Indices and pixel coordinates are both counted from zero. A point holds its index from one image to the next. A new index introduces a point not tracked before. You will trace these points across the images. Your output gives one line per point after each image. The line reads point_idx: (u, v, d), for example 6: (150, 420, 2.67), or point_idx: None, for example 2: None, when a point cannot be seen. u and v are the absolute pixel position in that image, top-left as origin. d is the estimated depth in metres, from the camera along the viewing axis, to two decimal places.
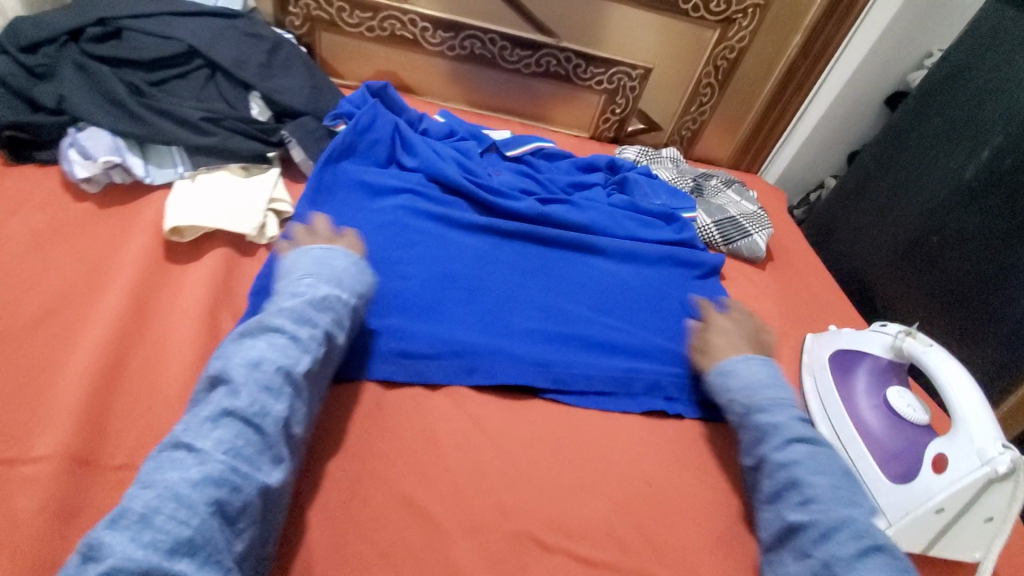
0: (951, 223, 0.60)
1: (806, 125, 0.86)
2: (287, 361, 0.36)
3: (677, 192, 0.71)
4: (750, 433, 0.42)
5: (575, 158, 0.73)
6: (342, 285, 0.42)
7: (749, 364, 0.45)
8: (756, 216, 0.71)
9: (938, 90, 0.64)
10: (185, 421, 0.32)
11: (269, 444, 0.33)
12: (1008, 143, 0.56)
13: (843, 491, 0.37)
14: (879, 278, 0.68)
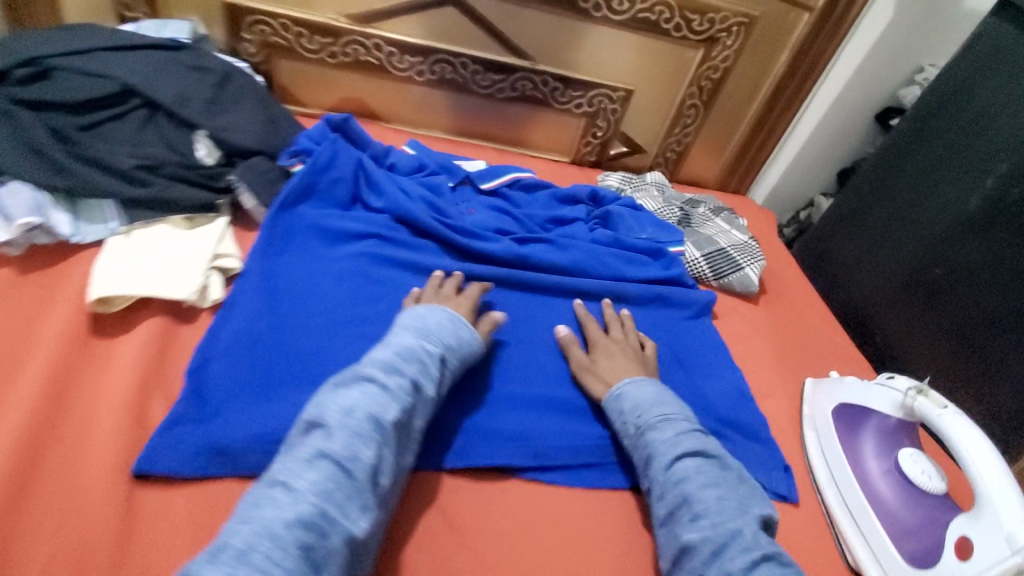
0: (955, 256, 0.57)
1: (794, 144, 0.83)
2: (377, 409, 0.35)
3: (665, 224, 0.66)
4: (642, 453, 0.41)
5: (555, 188, 0.68)
6: (436, 337, 0.42)
7: (639, 386, 0.45)
8: (746, 247, 0.67)
9: (936, 112, 0.60)
10: (284, 460, 0.33)
11: (358, 490, 0.32)
12: (1016, 174, 0.53)
13: (730, 500, 0.37)
14: (877, 310, 0.65)
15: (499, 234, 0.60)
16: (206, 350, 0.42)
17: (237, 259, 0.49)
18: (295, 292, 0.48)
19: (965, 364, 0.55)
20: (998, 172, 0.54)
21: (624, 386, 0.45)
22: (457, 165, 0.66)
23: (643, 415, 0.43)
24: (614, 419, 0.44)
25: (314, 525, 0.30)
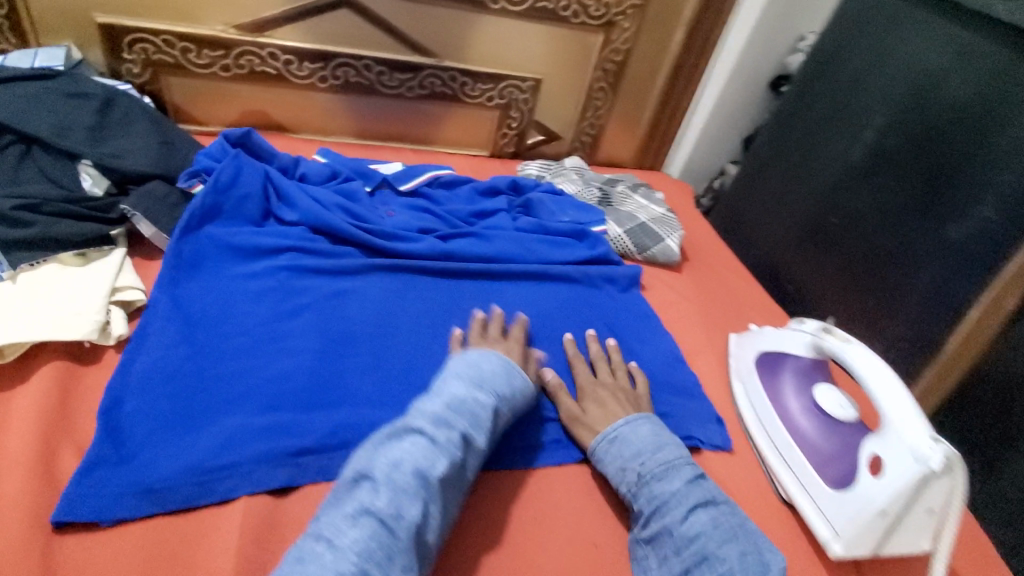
0: (846, 203, 0.61)
1: (699, 116, 0.86)
2: (425, 464, 0.35)
3: (586, 205, 0.69)
4: (647, 505, 0.39)
5: (474, 182, 0.69)
6: (489, 381, 0.41)
7: (636, 428, 0.43)
8: (665, 219, 0.69)
9: (817, 75, 0.65)
10: (329, 514, 0.32)
11: (402, 550, 0.31)
12: (889, 123, 0.58)
13: (755, 560, 0.35)
14: (786, 262, 0.69)
15: (423, 233, 0.60)
16: (118, 389, 0.40)
17: (141, 291, 0.47)
18: (209, 317, 0.46)
19: (862, 304, 0.60)
20: (873, 123, 0.59)
21: (617, 426, 0.43)
22: (372, 169, 0.65)
23: (643, 460, 0.41)
24: (606, 462, 0.42)
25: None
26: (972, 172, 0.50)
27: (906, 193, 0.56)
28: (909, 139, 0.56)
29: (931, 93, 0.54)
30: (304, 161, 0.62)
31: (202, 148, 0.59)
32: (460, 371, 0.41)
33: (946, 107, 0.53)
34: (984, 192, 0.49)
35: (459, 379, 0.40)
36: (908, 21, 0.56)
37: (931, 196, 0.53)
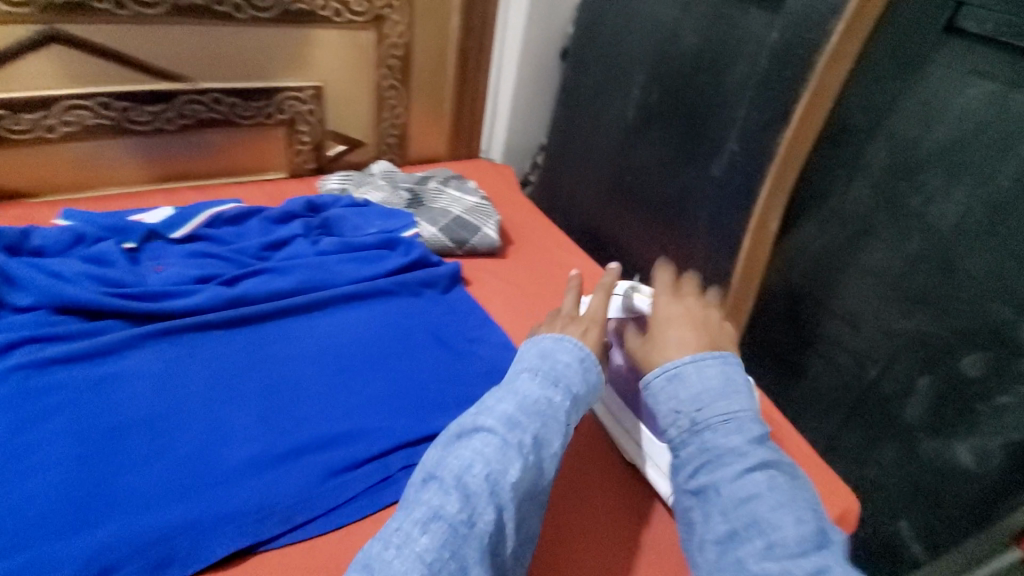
0: (634, 156, 0.73)
1: (504, 99, 0.89)
2: (496, 467, 0.36)
3: (394, 212, 0.70)
4: (695, 456, 0.39)
5: (264, 210, 0.67)
6: (573, 372, 0.43)
7: (701, 367, 0.41)
8: (479, 209, 0.72)
9: (582, 51, 0.80)
10: (399, 523, 0.35)
11: (465, 561, 0.33)
12: (646, 80, 0.70)
13: (817, 535, 0.34)
14: (602, 219, 0.81)
15: (203, 281, 0.58)
16: None
17: None
18: None
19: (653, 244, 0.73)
20: (638, 86, 0.72)
21: (684, 363, 0.41)
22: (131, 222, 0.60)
23: (703, 405, 0.39)
24: (656, 404, 0.42)
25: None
26: (711, 111, 0.63)
27: (673, 136, 0.68)
28: (661, 95, 0.69)
29: (668, 54, 0.67)
30: (38, 230, 0.57)
31: None
32: (533, 367, 0.42)
33: (685, 59, 0.65)
34: (726, 123, 0.61)
35: (535, 376, 0.42)
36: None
37: (689, 135, 0.66)
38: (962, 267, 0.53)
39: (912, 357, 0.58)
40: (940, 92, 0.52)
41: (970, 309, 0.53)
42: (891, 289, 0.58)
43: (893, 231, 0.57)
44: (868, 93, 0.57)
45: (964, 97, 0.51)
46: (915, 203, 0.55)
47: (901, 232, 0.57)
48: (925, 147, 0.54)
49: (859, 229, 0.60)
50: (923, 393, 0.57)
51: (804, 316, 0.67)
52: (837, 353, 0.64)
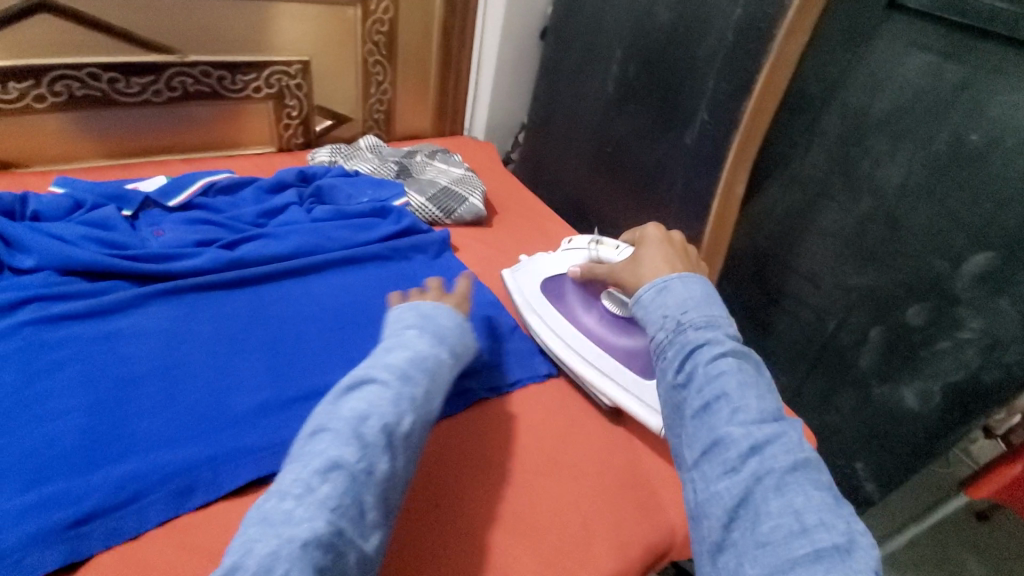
0: (673, 152, 1.02)
1: (584, 100, 1.21)
2: (387, 407, 0.59)
3: (385, 184, 1.14)
4: (684, 341, 0.61)
5: (276, 187, 1.08)
6: (455, 334, 0.73)
7: (689, 284, 0.66)
8: (470, 185, 1.20)
9: (634, 69, 1.08)
10: (353, 417, 0.58)
11: (384, 451, 0.57)
12: (685, 96, 0.98)
13: (774, 410, 0.55)
14: (647, 196, 1.11)
15: (244, 240, 0.95)
16: (178, 374, 0.75)
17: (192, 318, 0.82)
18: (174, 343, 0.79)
19: (660, 211, 1.08)
20: (616, 61, 1.11)
21: (673, 278, 0.68)
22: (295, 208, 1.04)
23: (688, 308, 0.64)
24: (653, 306, 0.67)
25: (394, 441, 0.58)
26: (693, 89, 0.97)
27: (656, 95, 1.04)
28: (642, 59, 1.06)
29: (651, 19, 1.02)
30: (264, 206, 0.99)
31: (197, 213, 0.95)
32: (410, 334, 0.69)
33: (671, 24, 0.98)
34: (700, 95, 0.95)
35: (422, 334, 0.70)
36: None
37: (666, 106, 1.02)
38: (906, 223, 0.88)
39: (869, 313, 0.97)
40: (884, 59, 0.85)
41: (916, 268, 0.89)
42: (846, 245, 0.97)
43: (847, 191, 0.94)
44: (823, 59, 0.91)
45: (906, 64, 0.83)
46: (866, 165, 0.91)
47: (856, 193, 0.93)
48: (874, 114, 0.88)
49: (821, 190, 0.97)
50: (874, 341, 0.98)
51: (763, 283, 1.11)
52: (800, 308, 1.06)
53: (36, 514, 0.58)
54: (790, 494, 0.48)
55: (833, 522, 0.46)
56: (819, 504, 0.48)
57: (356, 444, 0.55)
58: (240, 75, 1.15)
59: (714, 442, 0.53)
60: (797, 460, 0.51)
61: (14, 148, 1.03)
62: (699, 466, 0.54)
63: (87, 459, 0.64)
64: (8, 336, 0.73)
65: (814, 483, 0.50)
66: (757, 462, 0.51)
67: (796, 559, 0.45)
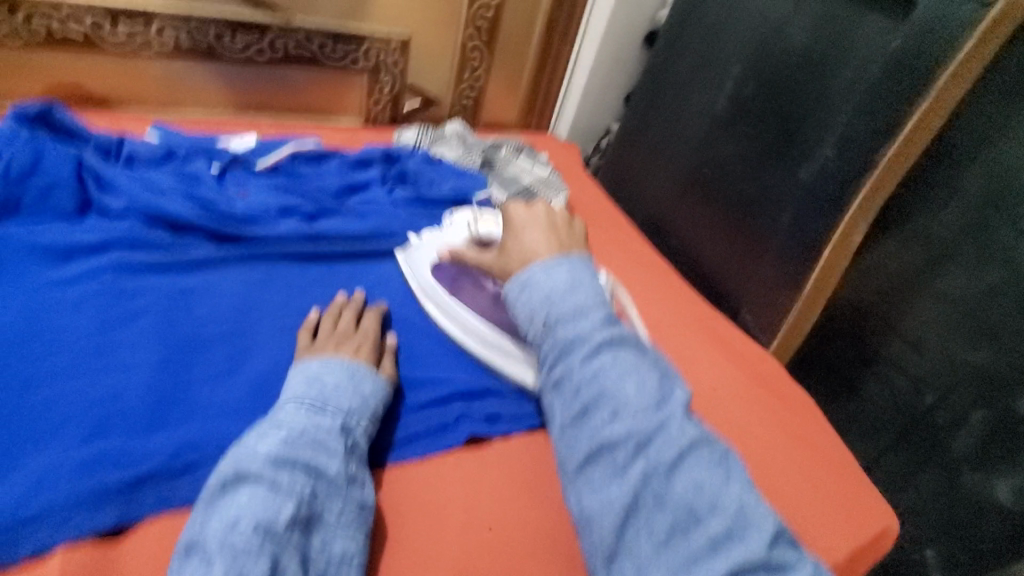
0: (780, 183, 0.95)
1: (686, 114, 1.14)
2: (264, 508, 0.53)
3: (467, 174, 1.10)
4: (558, 341, 0.62)
5: (355, 162, 1.05)
6: (345, 389, 0.67)
7: (552, 272, 0.66)
8: (551, 185, 1.14)
9: (752, 88, 1.00)
10: (222, 528, 0.52)
11: (262, 557, 0.51)
12: (810, 126, 0.91)
13: (653, 393, 0.58)
14: (740, 225, 1.03)
15: (322, 212, 0.94)
16: (247, 344, 0.73)
17: (263, 286, 0.81)
18: (236, 312, 0.76)
19: (755, 247, 1.01)
20: (732, 79, 1.04)
21: (535, 270, 0.67)
22: (377, 188, 1.02)
23: (551, 301, 0.64)
24: (522, 305, 0.66)
25: (278, 538, 0.53)
26: (822, 122, 0.89)
27: (774, 120, 0.96)
28: (764, 81, 0.98)
29: (784, 40, 0.94)
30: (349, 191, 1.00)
31: (293, 187, 0.96)
32: (288, 400, 0.64)
33: (807, 47, 0.91)
34: (827, 128, 0.88)
35: (301, 403, 0.64)
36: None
37: (783, 136, 0.95)
38: None
39: (973, 392, 0.86)
40: None
41: None
42: (963, 317, 0.85)
43: (976, 255, 0.83)
44: (982, 106, 0.78)
45: None
46: (1006, 233, 0.79)
47: (988, 260, 0.82)
48: None
49: (946, 251, 0.86)
50: (975, 426, 0.86)
51: (859, 342, 1.00)
52: (894, 375, 0.96)
53: (93, 471, 0.57)
54: (681, 486, 0.53)
55: (724, 504, 0.52)
56: (708, 487, 0.53)
57: (228, 556, 0.50)
58: (341, 45, 1.13)
59: (601, 445, 0.56)
60: (682, 446, 0.55)
61: (117, 87, 1.04)
62: (587, 471, 0.57)
63: (150, 419, 0.63)
64: (87, 279, 0.73)
65: (700, 464, 0.54)
66: (644, 460, 0.54)
67: (693, 553, 0.50)
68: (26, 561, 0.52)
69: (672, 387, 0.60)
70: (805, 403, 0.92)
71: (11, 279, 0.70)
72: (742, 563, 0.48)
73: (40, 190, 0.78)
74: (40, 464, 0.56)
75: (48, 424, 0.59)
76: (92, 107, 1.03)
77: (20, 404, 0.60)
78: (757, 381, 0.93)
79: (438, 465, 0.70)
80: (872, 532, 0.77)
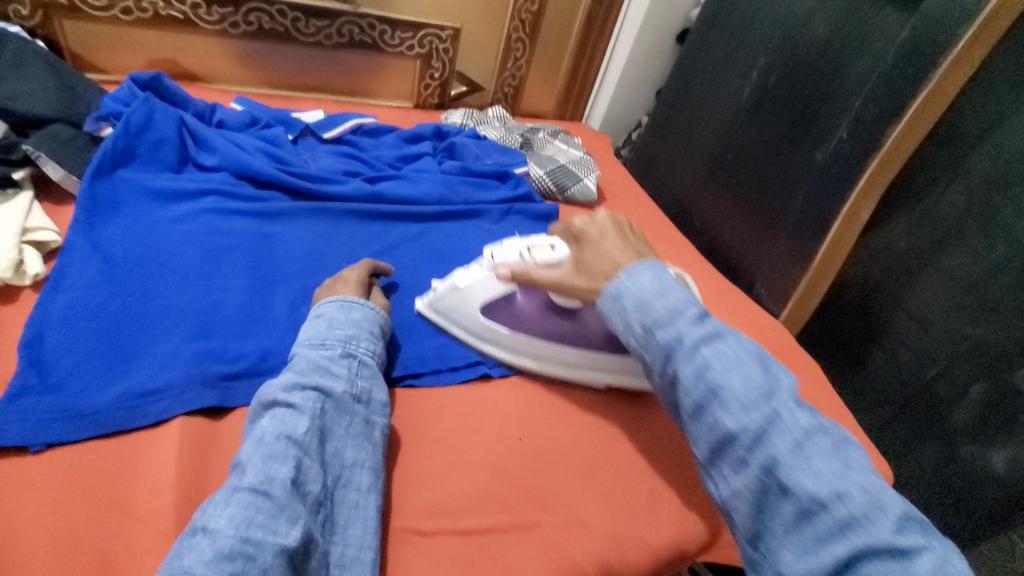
0: (797, 166, 1.04)
1: (713, 103, 1.23)
2: (284, 424, 0.59)
3: (508, 152, 1.21)
4: (658, 344, 0.60)
5: (410, 137, 1.18)
6: (339, 321, 0.72)
7: (638, 277, 0.63)
8: (586, 165, 1.24)
9: (775, 79, 1.09)
10: (249, 444, 0.57)
11: (285, 462, 0.55)
12: (828, 113, 0.99)
13: (762, 385, 0.54)
14: (759, 206, 1.12)
15: (381, 176, 1.06)
16: (319, 280, 0.85)
17: (331, 236, 0.93)
18: (309, 254, 0.88)
19: (773, 226, 1.09)
20: (757, 70, 1.13)
21: (620, 278, 0.64)
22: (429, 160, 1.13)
23: (645, 307, 0.61)
24: (615, 315, 0.64)
25: (300, 445, 0.58)
26: (836, 108, 0.97)
27: (793, 108, 1.05)
28: (787, 71, 1.07)
29: (805, 34, 1.03)
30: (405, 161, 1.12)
31: (356, 156, 1.09)
32: (299, 341, 0.69)
33: (827, 39, 0.99)
34: (842, 114, 0.96)
35: (309, 340, 0.69)
36: None
37: (802, 122, 1.03)
38: None
39: (975, 366, 0.91)
40: None
41: None
42: (966, 292, 0.91)
43: (982, 235, 0.88)
44: (985, 96, 0.85)
45: None
46: (1009, 212, 0.84)
47: (992, 239, 0.87)
48: None
49: (954, 232, 0.91)
50: (974, 397, 0.92)
51: (868, 317, 1.07)
52: (899, 347, 1.01)
53: (202, 362, 0.68)
54: (800, 476, 0.49)
55: (849, 492, 0.47)
56: (828, 475, 0.49)
57: (258, 461, 0.55)
58: (399, 32, 1.25)
59: (720, 441, 0.54)
60: (797, 436, 0.51)
61: (206, 63, 1.18)
62: (714, 467, 0.56)
63: (243, 328, 0.74)
64: (190, 218, 0.85)
65: (820, 453, 0.50)
66: (761, 452, 0.51)
67: (820, 538, 0.47)
68: (151, 425, 0.63)
69: (783, 377, 0.56)
70: (811, 366, 1.01)
71: (130, 213, 0.83)
72: (868, 548, 0.44)
73: (151, 143, 0.91)
74: (161, 354, 0.68)
75: (164, 325, 0.72)
76: (185, 82, 1.18)
77: (141, 309, 0.72)
78: (768, 345, 1.02)
79: (479, 389, 0.81)
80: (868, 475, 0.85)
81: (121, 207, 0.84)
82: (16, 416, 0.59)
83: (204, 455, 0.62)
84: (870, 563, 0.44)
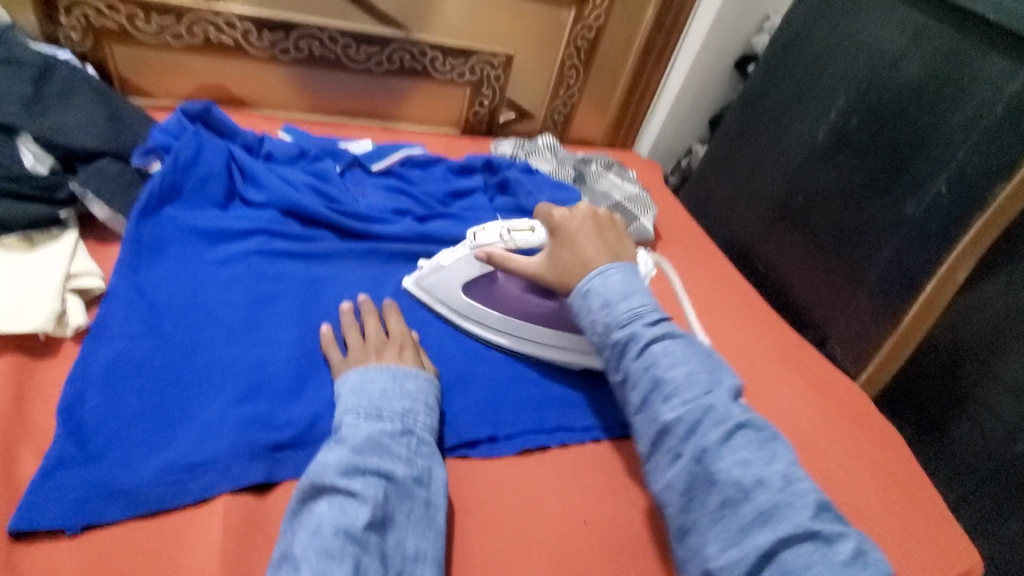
0: (884, 218, 0.96)
1: (783, 140, 1.15)
2: (343, 515, 0.52)
3: (563, 188, 1.14)
4: (614, 342, 0.62)
5: (463, 172, 1.12)
6: (393, 391, 0.65)
7: (606, 279, 0.66)
8: (644, 203, 1.16)
9: (858, 121, 1.01)
10: (303, 540, 0.51)
11: (343, 561, 0.49)
12: (922, 165, 0.90)
13: (703, 381, 0.58)
14: (838, 257, 1.03)
15: (433, 215, 1.01)
16: None
17: (379, 280, 0.88)
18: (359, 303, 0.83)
19: (852, 279, 1.01)
20: (836, 109, 1.05)
21: (592, 277, 0.67)
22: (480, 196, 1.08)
23: (606, 308, 0.63)
24: (584, 313, 0.66)
25: (359, 541, 0.51)
26: (929, 158, 0.89)
27: (879, 154, 0.97)
28: (871, 112, 0.98)
29: (894, 75, 0.95)
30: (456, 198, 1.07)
31: (406, 191, 1.04)
32: (350, 409, 0.63)
33: (919, 83, 0.92)
34: (940, 167, 0.88)
35: (360, 410, 0.63)
36: (861, 32, 1.01)
37: (890, 170, 0.95)
38: None
39: None
40: None
41: None
42: None
43: None
44: None
45: None
46: None
47: None
48: None
49: None
50: None
51: (950, 378, 0.97)
52: (986, 416, 0.92)
53: (248, 430, 0.63)
54: (727, 464, 0.53)
55: (771, 481, 0.52)
56: (752, 463, 0.53)
57: (313, 561, 0.49)
58: (451, 59, 1.20)
59: (659, 432, 0.57)
60: (727, 425, 0.55)
61: (252, 89, 1.15)
62: (651, 460, 0.58)
63: (291, 389, 0.69)
64: (236, 261, 0.81)
65: (745, 444, 0.54)
66: (694, 442, 0.55)
67: (743, 525, 0.51)
68: (194, 503, 0.58)
69: (725, 377, 0.59)
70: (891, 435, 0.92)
71: (175, 256, 0.79)
72: (790, 535, 0.49)
73: (198, 179, 0.87)
74: (205, 420, 0.63)
75: (209, 384, 0.67)
76: (231, 107, 1.15)
77: (186, 366, 0.68)
78: (842, 411, 0.94)
79: (536, 460, 0.74)
80: (964, 568, 0.76)
81: (166, 249, 0.80)
82: (53, 493, 0.55)
83: (248, 543, 0.56)
84: (789, 550, 0.48)
